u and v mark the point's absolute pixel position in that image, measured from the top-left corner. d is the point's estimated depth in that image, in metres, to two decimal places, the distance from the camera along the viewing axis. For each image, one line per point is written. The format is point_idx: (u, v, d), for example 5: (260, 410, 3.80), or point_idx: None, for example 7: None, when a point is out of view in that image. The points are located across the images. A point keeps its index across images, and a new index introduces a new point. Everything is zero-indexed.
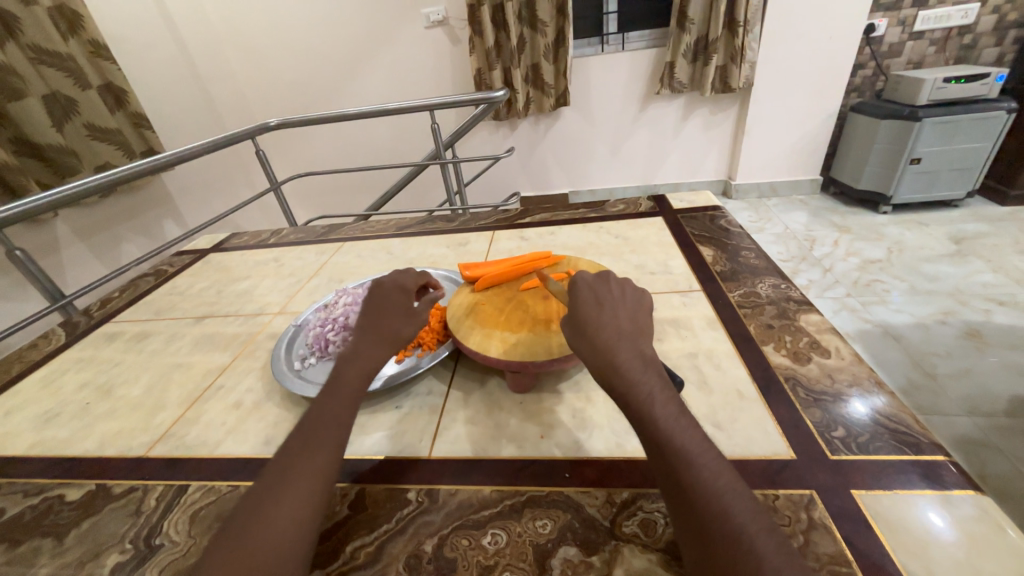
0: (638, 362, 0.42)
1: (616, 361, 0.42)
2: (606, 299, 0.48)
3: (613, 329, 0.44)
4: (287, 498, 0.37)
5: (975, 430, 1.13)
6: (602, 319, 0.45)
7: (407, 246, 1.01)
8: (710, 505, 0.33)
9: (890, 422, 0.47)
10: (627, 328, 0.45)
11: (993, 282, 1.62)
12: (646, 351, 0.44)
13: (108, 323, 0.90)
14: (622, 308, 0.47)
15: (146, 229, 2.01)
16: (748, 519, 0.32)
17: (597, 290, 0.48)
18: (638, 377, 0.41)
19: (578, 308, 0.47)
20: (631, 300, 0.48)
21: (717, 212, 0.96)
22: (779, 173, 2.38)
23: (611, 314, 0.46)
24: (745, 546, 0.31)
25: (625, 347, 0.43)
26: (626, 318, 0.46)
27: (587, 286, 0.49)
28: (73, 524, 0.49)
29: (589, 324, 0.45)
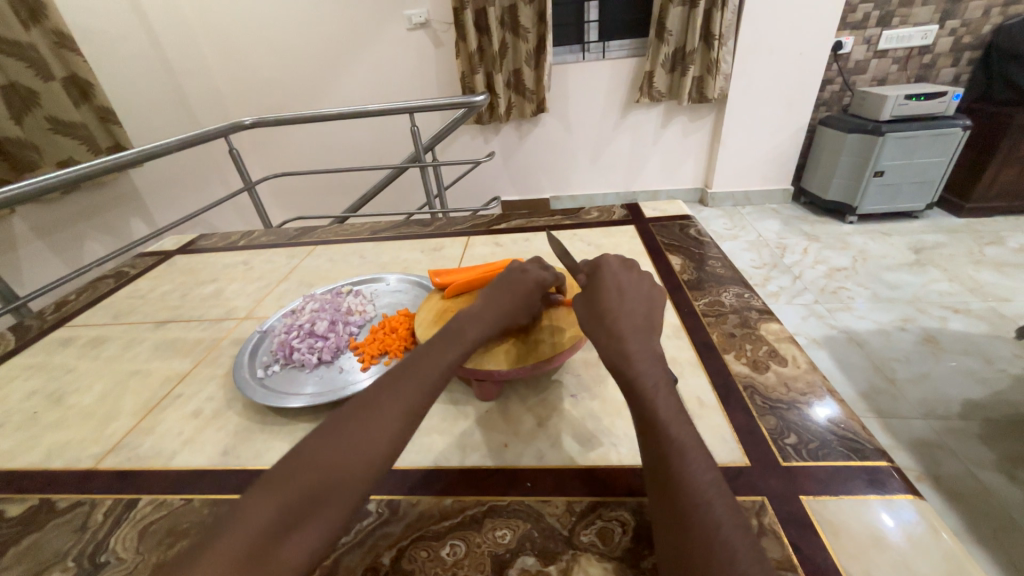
0: (647, 356, 0.45)
1: (627, 354, 0.45)
2: (627, 292, 0.51)
3: (628, 318, 0.48)
4: (361, 432, 0.40)
5: (931, 433, 1.18)
6: (621, 309, 0.49)
7: (381, 250, 1.00)
8: (690, 496, 0.34)
9: (840, 429, 0.49)
10: (642, 322, 0.48)
11: (949, 290, 1.70)
12: (656, 348, 0.47)
13: (64, 327, 0.87)
14: (639, 302, 0.51)
15: (111, 227, 1.93)
16: (726, 516, 0.33)
17: (618, 281, 0.52)
18: (644, 370, 0.43)
19: (599, 295, 0.51)
20: (649, 295, 0.52)
21: (687, 221, 0.98)
22: (753, 183, 2.45)
23: (628, 304, 0.50)
24: (722, 541, 0.32)
25: (636, 339, 0.46)
26: (642, 310, 0.50)
27: (610, 276, 0.53)
28: (11, 542, 0.47)
29: (610, 310, 0.49)
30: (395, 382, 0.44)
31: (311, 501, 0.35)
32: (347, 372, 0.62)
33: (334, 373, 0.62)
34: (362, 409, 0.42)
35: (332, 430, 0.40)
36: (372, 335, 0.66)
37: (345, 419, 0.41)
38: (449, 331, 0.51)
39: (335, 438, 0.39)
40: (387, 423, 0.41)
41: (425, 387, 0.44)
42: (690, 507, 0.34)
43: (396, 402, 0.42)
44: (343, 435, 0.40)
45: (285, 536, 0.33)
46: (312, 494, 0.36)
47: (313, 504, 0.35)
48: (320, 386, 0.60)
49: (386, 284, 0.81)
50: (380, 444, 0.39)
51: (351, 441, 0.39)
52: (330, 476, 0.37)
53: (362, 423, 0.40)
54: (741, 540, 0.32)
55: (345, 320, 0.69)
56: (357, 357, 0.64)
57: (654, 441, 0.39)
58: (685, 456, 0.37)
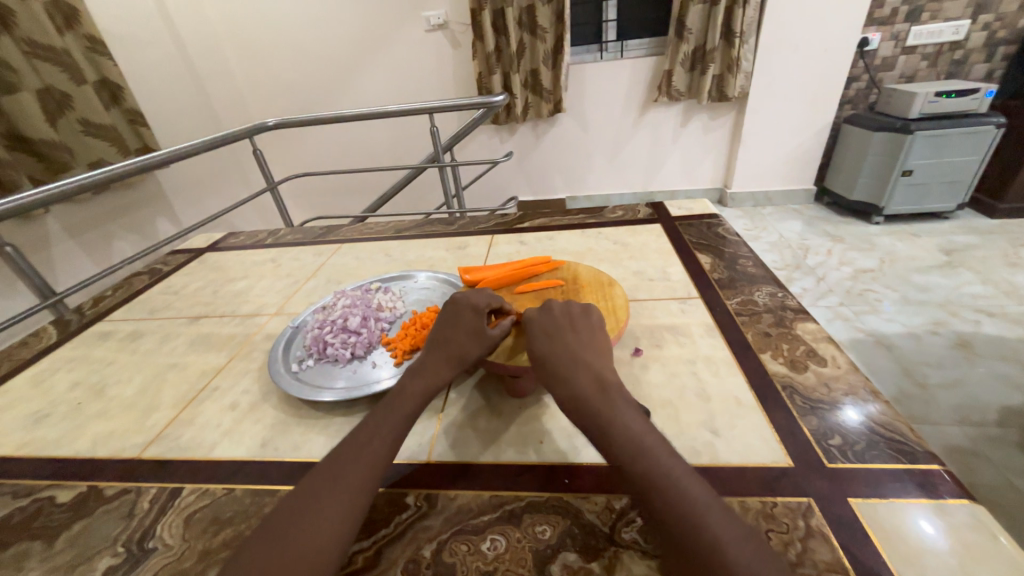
0: (599, 389, 0.45)
1: (576, 392, 0.45)
2: (557, 330, 0.52)
3: (570, 358, 0.48)
4: (302, 533, 0.37)
5: (966, 440, 1.14)
6: (559, 351, 0.50)
7: (406, 249, 1.01)
8: (693, 520, 0.34)
9: (884, 430, 0.48)
10: (581, 356, 0.49)
11: (982, 293, 1.64)
12: (606, 374, 0.47)
13: (103, 321, 0.89)
14: (574, 337, 0.51)
15: (139, 227, 1.98)
16: (729, 535, 0.33)
17: (546, 322, 0.53)
18: (602, 405, 0.43)
19: (532, 343, 0.52)
20: (583, 325, 0.53)
21: (713, 219, 0.97)
22: (774, 182, 2.41)
23: (563, 341, 0.51)
24: (726, 561, 0.31)
25: (583, 375, 0.46)
26: (576, 343, 0.50)
27: (535, 321, 0.54)
28: (63, 526, 0.48)
29: (547, 356, 0.49)
30: (334, 467, 0.42)
31: None
32: (379, 368, 0.62)
33: (367, 368, 0.62)
34: (299, 507, 0.39)
35: (270, 530, 0.37)
36: (403, 331, 0.66)
37: (280, 521, 0.38)
38: (394, 401, 0.49)
39: (272, 546, 0.36)
40: (331, 514, 0.38)
41: (374, 456, 0.43)
42: (687, 535, 0.33)
43: (339, 494, 0.40)
44: (298, 520, 0.38)
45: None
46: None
47: None
48: (352, 381, 0.60)
49: (414, 281, 0.82)
50: (340, 521, 0.38)
51: (290, 548, 0.36)
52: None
53: (304, 521, 0.38)
54: (750, 556, 0.32)
55: (376, 316, 0.70)
56: (389, 353, 0.64)
57: (633, 470, 0.38)
58: (665, 480, 0.36)
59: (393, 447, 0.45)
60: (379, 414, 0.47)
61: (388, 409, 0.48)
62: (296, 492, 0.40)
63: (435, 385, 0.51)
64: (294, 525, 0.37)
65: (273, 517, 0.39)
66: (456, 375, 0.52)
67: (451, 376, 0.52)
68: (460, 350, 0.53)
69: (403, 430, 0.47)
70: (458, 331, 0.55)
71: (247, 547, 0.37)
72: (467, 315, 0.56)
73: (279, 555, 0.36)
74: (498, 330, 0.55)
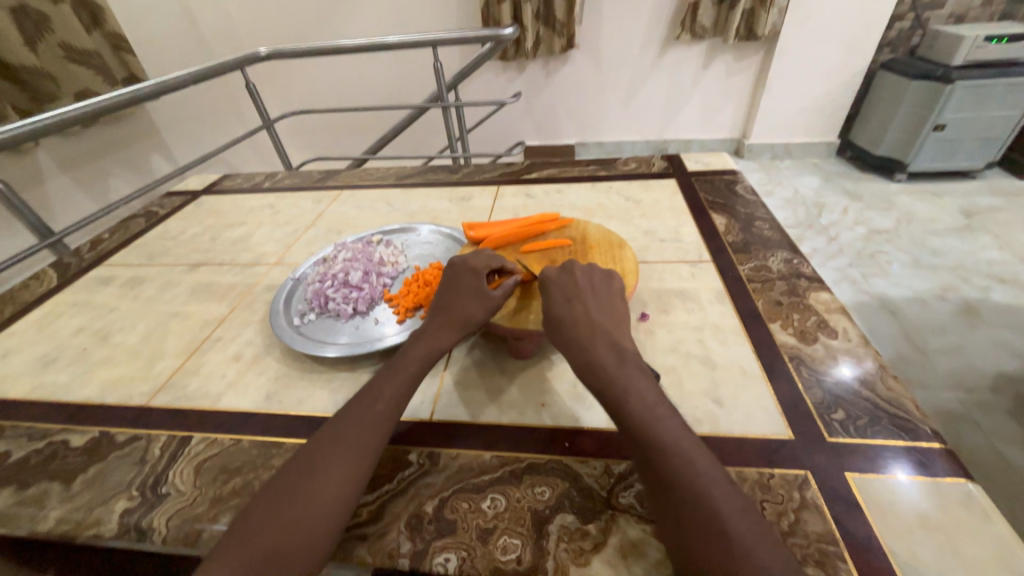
0: (614, 357, 0.44)
1: (592, 359, 0.44)
2: (576, 294, 0.50)
3: (586, 323, 0.47)
4: (309, 492, 0.39)
5: (957, 403, 1.17)
6: (577, 315, 0.48)
7: (407, 198, 0.97)
8: (689, 489, 0.34)
9: (889, 406, 0.47)
10: (599, 323, 0.47)
11: (997, 259, 1.61)
12: (622, 343, 0.46)
13: (102, 265, 0.88)
14: (592, 302, 0.50)
15: (133, 164, 1.92)
16: (725, 504, 0.33)
17: (565, 285, 0.51)
18: (614, 373, 0.43)
19: (549, 305, 0.50)
20: (603, 291, 0.51)
21: (731, 176, 0.92)
22: (796, 134, 2.27)
23: (582, 305, 0.49)
24: (720, 528, 0.32)
25: (600, 343, 0.45)
26: (595, 309, 0.49)
27: (554, 282, 0.52)
28: (79, 469, 0.50)
29: (565, 320, 0.48)
30: (340, 428, 0.43)
31: (284, 542, 0.36)
32: (382, 324, 0.61)
33: (369, 325, 0.62)
34: (306, 467, 0.40)
35: (280, 487, 0.39)
36: (405, 288, 0.65)
37: (289, 480, 0.40)
38: (398, 364, 0.49)
39: (282, 503, 0.38)
40: (336, 474, 0.40)
41: (377, 419, 0.44)
42: (684, 502, 0.34)
43: (344, 454, 0.41)
44: (306, 479, 0.40)
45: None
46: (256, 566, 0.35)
47: (286, 545, 0.36)
48: (355, 337, 0.60)
49: (417, 234, 0.79)
50: (345, 480, 0.40)
51: (299, 505, 0.38)
52: (285, 530, 0.36)
53: (311, 479, 0.39)
54: (743, 525, 0.32)
55: (377, 271, 0.68)
56: (391, 309, 0.64)
57: (636, 439, 0.38)
58: (668, 449, 0.36)
59: (396, 410, 0.46)
60: (382, 377, 0.48)
61: (390, 372, 0.48)
62: (303, 452, 0.42)
63: (439, 348, 0.51)
64: (302, 483, 0.39)
65: (282, 475, 0.41)
66: (459, 339, 0.52)
67: (454, 341, 0.51)
68: (463, 314, 0.52)
69: (407, 393, 0.47)
70: (460, 295, 0.54)
71: (258, 503, 0.39)
72: (473, 277, 0.55)
73: (289, 511, 0.38)
74: (501, 291, 0.53)
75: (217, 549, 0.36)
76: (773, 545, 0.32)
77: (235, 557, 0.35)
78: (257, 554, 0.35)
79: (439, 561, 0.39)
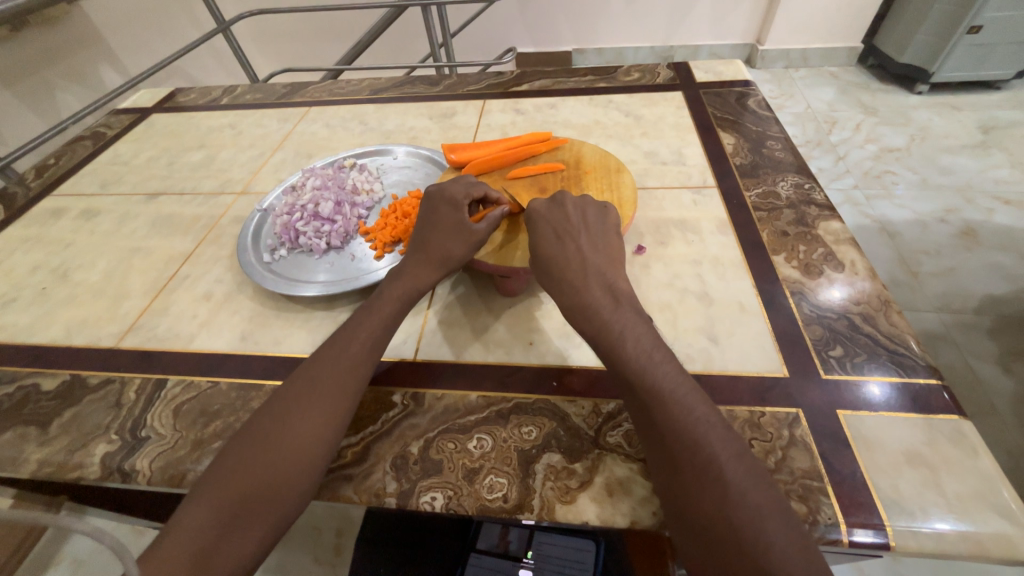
0: (608, 300, 0.41)
1: (584, 302, 0.41)
2: (568, 230, 0.46)
3: (578, 264, 0.43)
4: (284, 438, 0.37)
5: (940, 325, 1.19)
6: (569, 254, 0.44)
7: (383, 116, 0.87)
8: (685, 436, 0.33)
9: (888, 341, 0.45)
10: (593, 262, 0.44)
11: (1007, 178, 1.54)
12: (617, 284, 0.43)
13: (52, 196, 0.80)
14: (586, 239, 0.45)
15: (81, 76, 1.71)
16: (721, 448, 0.33)
17: (556, 220, 0.47)
18: (609, 317, 0.40)
19: (538, 242, 0.46)
20: (598, 226, 0.47)
21: (744, 87, 0.82)
22: (815, 38, 2.04)
23: (574, 243, 0.45)
24: (715, 474, 0.32)
25: (593, 284, 0.42)
26: (588, 247, 0.45)
27: (543, 217, 0.47)
28: (54, 413, 0.49)
29: (555, 260, 0.44)
30: (315, 372, 0.41)
31: (264, 487, 0.35)
32: (358, 260, 0.57)
33: (345, 260, 0.57)
34: (281, 412, 0.39)
35: (256, 432, 0.38)
36: (382, 220, 0.59)
37: (263, 425, 0.38)
38: (374, 304, 0.46)
39: (257, 449, 0.37)
40: (313, 419, 0.38)
41: (355, 361, 0.42)
42: (679, 449, 0.33)
43: (322, 398, 0.39)
44: (282, 424, 0.38)
45: (215, 554, 0.33)
46: (234, 511, 0.34)
47: (267, 489, 0.35)
48: (331, 274, 0.56)
49: (393, 158, 0.71)
50: (325, 424, 0.38)
51: (273, 450, 0.37)
52: (264, 475, 0.36)
53: (288, 425, 0.38)
54: (738, 470, 0.32)
55: (351, 201, 0.62)
56: (368, 244, 0.59)
57: (632, 386, 0.36)
58: (664, 396, 0.35)
59: (374, 352, 0.43)
60: (358, 318, 0.45)
61: (366, 312, 0.45)
62: (278, 397, 0.40)
63: (418, 287, 0.47)
64: (278, 428, 0.38)
65: (257, 420, 0.39)
66: (440, 277, 0.48)
67: (434, 280, 0.48)
68: (443, 251, 0.48)
69: (386, 334, 0.44)
70: (437, 231, 0.49)
71: (232, 447, 0.38)
72: (453, 209, 0.49)
73: (266, 456, 0.36)
74: (485, 224, 0.48)
75: (193, 492, 0.36)
76: (765, 486, 0.31)
77: (213, 501, 0.35)
78: (236, 499, 0.35)
79: (425, 499, 0.39)
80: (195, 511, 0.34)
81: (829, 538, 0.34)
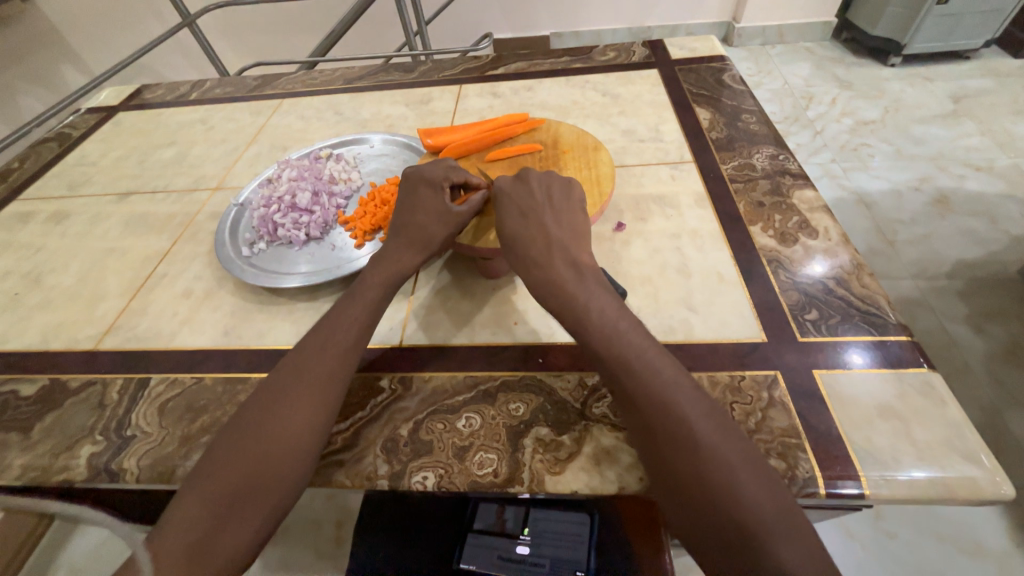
0: (573, 276, 0.41)
1: (549, 280, 0.42)
2: (531, 209, 0.46)
3: (542, 242, 0.44)
4: (274, 427, 0.37)
5: (915, 291, 1.22)
6: (532, 233, 0.45)
7: (358, 105, 0.85)
8: (655, 401, 0.34)
9: (860, 302, 0.47)
10: (556, 239, 0.44)
11: (977, 146, 1.57)
12: (581, 260, 0.43)
13: (18, 200, 0.78)
14: (550, 217, 0.46)
15: (42, 78, 1.64)
16: (693, 411, 0.33)
17: (519, 199, 0.47)
18: (574, 292, 0.40)
19: (503, 223, 0.46)
20: (561, 203, 0.47)
21: (719, 62, 0.82)
22: (790, 14, 2.05)
23: (538, 222, 0.45)
24: (685, 436, 0.33)
25: (557, 261, 0.42)
26: (552, 225, 0.45)
27: (507, 198, 0.47)
28: (35, 418, 0.48)
29: (519, 240, 0.45)
30: (300, 361, 0.41)
31: (257, 475, 0.35)
32: (340, 249, 0.57)
33: (326, 251, 0.57)
34: (269, 401, 0.39)
35: (243, 422, 0.38)
36: (361, 208, 0.59)
37: (250, 416, 0.38)
38: (356, 292, 0.45)
39: (245, 441, 0.37)
40: (301, 406, 0.38)
41: (340, 348, 0.42)
42: (651, 414, 0.34)
43: (308, 385, 0.39)
44: (270, 413, 0.38)
45: (213, 543, 0.33)
46: (229, 500, 0.35)
47: (261, 477, 0.35)
48: (313, 264, 0.55)
49: (370, 146, 0.71)
50: (313, 411, 0.38)
51: (263, 439, 0.37)
52: (256, 464, 0.36)
53: (275, 414, 0.38)
54: (711, 430, 0.33)
55: (328, 191, 0.61)
56: (348, 233, 0.58)
57: (602, 358, 0.37)
58: (636, 365, 0.36)
59: (359, 338, 0.43)
60: (341, 306, 0.45)
61: (350, 300, 0.45)
62: (263, 388, 0.40)
63: (400, 271, 0.47)
64: (265, 418, 0.38)
65: (244, 412, 0.39)
66: (422, 260, 0.48)
67: (418, 263, 0.48)
68: (424, 233, 0.48)
69: (370, 320, 0.44)
70: (418, 213, 0.49)
71: (222, 439, 0.38)
72: (432, 189, 0.49)
73: (256, 444, 0.37)
74: (467, 207, 0.48)
75: (187, 485, 0.36)
76: (740, 444, 0.33)
77: (206, 493, 0.35)
78: (227, 490, 0.35)
79: (417, 479, 0.39)
80: (190, 503, 0.34)
81: (807, 490, 0.36)
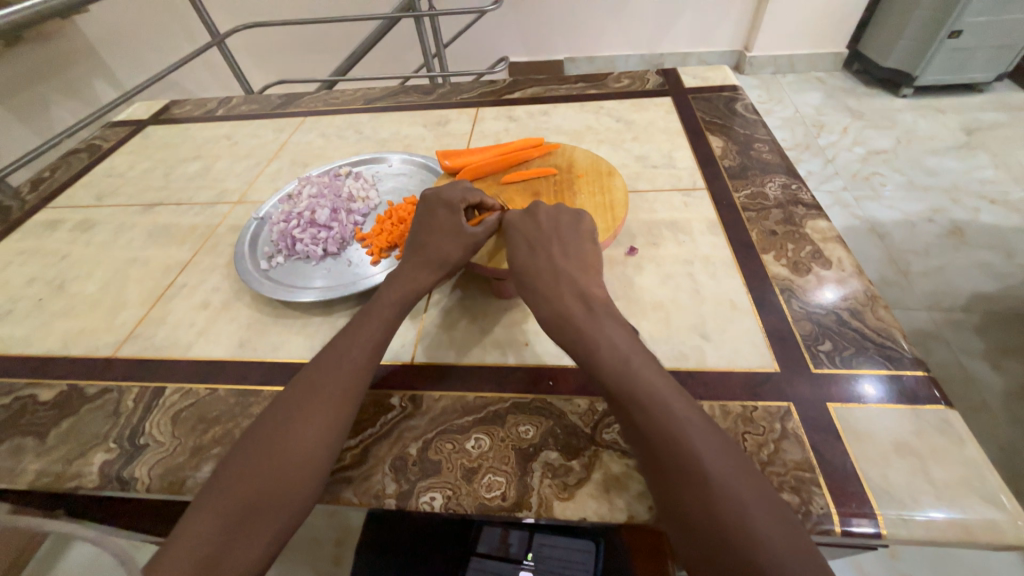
0: (582, 308, 0.42)
1: (558, 311, 0.42)
2: (539, 241, 0.47)
3: (551, 273, 0.45)
4: (287, 443, 0.37)
5: (930, 323, 1.21)
6: (541, 265, 0.45)
7: (378, 125, 0.88)
8: (665, 433, 0.34)
9: (875, 334, 0.47)
10: (564, 270, 0.45)
11: (991, 178, 1.57)
12: (590, 291, 0.43)
13: (48, 208, 0.81)
14: (558, 249, 0.46)
15: (76, 91, 1.71)
16: (705, 443, 0.33)
17: (528, 231, 0.48)
18: (583, 324, 0.41)
19: (514, 256, 0.47)
20: (570, 233, 0.48)
21: (732, 92, 0.84)
22: (801, 45, 2.09)
23: (548, 254, 0.46)
24: (695, 469, 0.32)
25: (565, 292, 0.43)
26: (560, 256, 0.46)
27: (517, 231, 0.49)
28: (51, 424, 0.49)
29: (529, 272, 0.45)
30: (315, 377, 0.41)
31: (269, 491, 0.35)
32: (355, 266, 0.58)
33: (342, 266, 0.58)
34: (283, 417, 0.39)
35: (257, 437, 0.38)
36: (378, 226, 0.60)
37: (265, 431, 0.38)
38: (373, 310, 0.46)
39: (256, 457, 0.37)
40: (315, 422, 0.39)
41: (355, 365, 0.42)
42: (660, 447, 0.34)
43: (323, 402, 0.40)
44: (284, 429, 0.38)
45: (223, 559, 0.33)
46: (240, 515, 0.35)
47: (273, 493, 0.36)
48: (329, 280, 0.56)
49: (388, 165, 0.72)
50: (327, 427, 0.39)
51: (277, 455, 0.37)
52: (268, 480, 0.36)
53: (289, 429, 0.38)
54: (722, 463, 0.33)
55: (346, 208, 0.63)
56: (364, 250, 0.60)
57: (610, 388, 0.37)
58: (646, 396, 0.36)
59: (374, 356, 0.44)
60: (358, 323, 0.45)
61: (366, 317, 0.46)
62: (278, 403, 0.40)
63: (415, 290, 0.48)
64: (279, 433, 0.38)
65: (258, 427, 0.39)
66: (437, 280, 0.49)
67: (432, 283, 0.48)
68: (440, 254, 0.49)
69: (385, 338, 0.45)
70: (434, 236, 0.50)
71: (235, 454, 0.38)
72: (447, 214, 0.51)
73: (270, 460, 0.37)
74: (483, 230, 0.50)
75: (199, 499, 0.36)
76: (752, 478, 0.32)
77: (218, 508, 0.35)
78: (239, 506, 0.35)
79: (424, 500, 0.39)
80: (201, 518, 0.34)
81: (821, 528, 0.35)
